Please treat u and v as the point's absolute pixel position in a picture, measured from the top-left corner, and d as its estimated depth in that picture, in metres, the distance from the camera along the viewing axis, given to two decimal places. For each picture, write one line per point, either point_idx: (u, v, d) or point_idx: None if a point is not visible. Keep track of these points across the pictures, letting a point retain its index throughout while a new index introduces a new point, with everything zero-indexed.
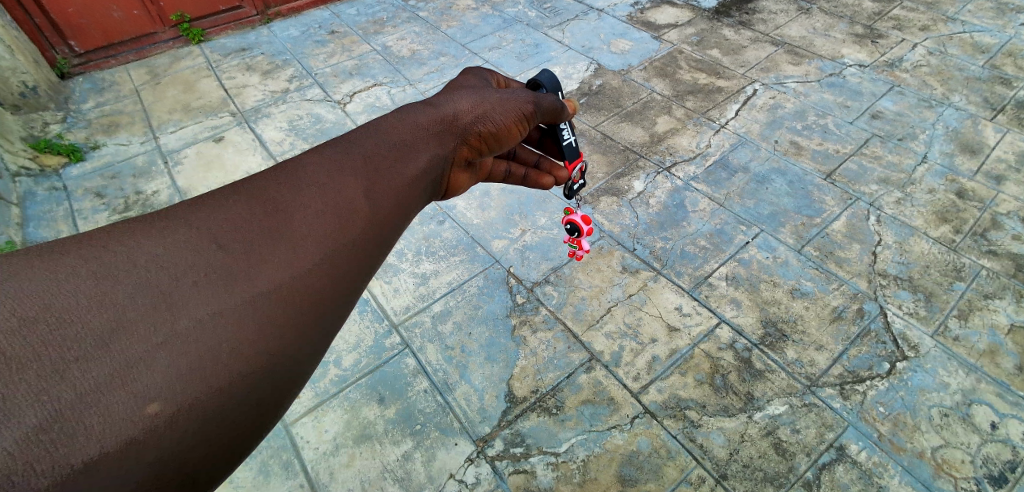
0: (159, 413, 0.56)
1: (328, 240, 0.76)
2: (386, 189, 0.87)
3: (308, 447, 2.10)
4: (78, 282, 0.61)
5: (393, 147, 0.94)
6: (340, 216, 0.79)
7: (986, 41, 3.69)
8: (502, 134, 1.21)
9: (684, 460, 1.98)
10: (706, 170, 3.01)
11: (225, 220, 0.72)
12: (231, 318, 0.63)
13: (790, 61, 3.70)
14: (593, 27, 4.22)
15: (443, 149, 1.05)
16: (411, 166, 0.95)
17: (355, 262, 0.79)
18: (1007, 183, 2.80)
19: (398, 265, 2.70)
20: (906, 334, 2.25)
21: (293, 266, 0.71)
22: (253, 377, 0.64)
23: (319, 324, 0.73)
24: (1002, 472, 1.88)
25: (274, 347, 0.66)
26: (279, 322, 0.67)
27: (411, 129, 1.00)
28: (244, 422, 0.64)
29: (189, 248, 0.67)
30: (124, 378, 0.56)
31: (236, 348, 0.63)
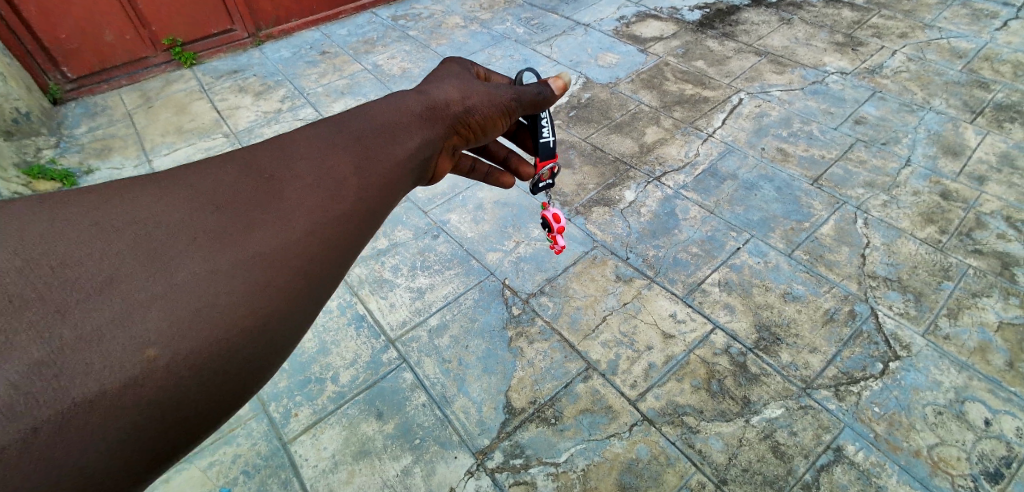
0: (155, 359, 0.63)
1: (314, 214, 0.82)
2: (372, 170, 0.93)
3: (307, 465, 2.09)
4: (91, 244, 0.70)
5: (381, 130, 0.99)
6: (326, 194, 0.85)
7: (963, 46, 3.80)
8: (489, 124, 1.22)
9: (683, 466, 1.99)
10: (696, 178, 3.06)
11: (223, 194, 0.81)
12: (221, 280, 0.71)
13: (774, 70, 3.79)
14: (581, 42, 4.31)
15: (432, 135, 1.07)
16: (399, 150, 0.99)
17: (341, 236, 0.84)
18: (989, 183, 2.86)
19: (394, 280, 2.72)
20: (898, 334, 2.28)
21: (280, 236, 0.77)
22: (240, 336, 0.70)
23: (305, 293, 0.79)
24: (998, 468, 1.89)
25: (261, 307, 0.72)
26: (266, 286, 0.73)
27: (399, 115, 1.04)
28: (233, 377, 0.71)
29: (190, 217, 0.76)
30: (124, 325, 0.64)
31: (224, 307, 0.69)
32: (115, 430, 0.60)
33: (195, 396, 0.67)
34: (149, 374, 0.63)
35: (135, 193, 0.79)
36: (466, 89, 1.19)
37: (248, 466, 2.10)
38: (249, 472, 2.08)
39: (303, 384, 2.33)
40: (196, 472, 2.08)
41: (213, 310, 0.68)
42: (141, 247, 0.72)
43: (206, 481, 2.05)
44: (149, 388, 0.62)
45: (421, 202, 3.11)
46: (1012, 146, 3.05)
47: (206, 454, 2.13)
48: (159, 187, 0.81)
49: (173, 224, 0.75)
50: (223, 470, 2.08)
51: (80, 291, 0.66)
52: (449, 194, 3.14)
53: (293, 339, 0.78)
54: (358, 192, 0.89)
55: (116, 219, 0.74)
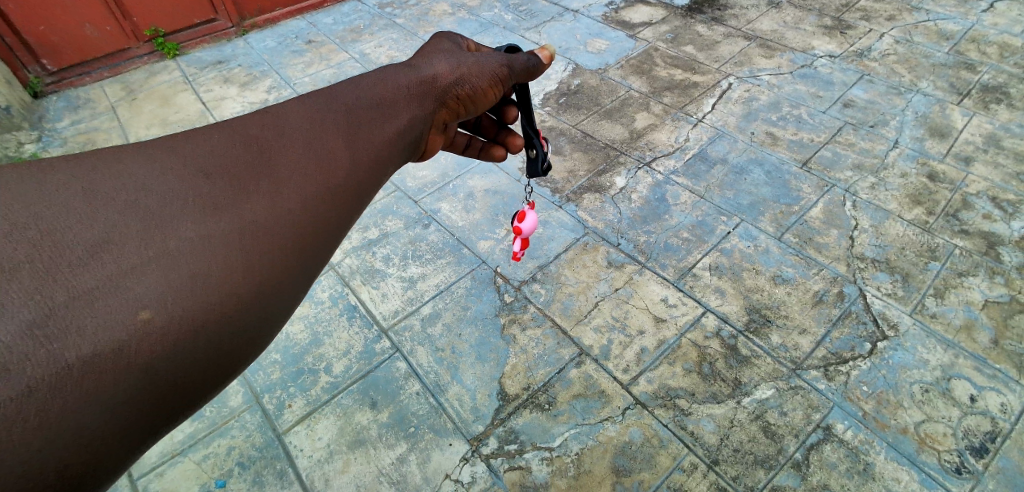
0: (150, 321, 0.62)
1: (308, 186, 0.84)
2: (363, 145, 0.95)
3: (302, 455, 2.09)
4: (75, 205, 0.68)
5: (372, 105, 1.02)
6: (318, 166, 0.87)
7: (950, 28, 3.81)
8: (479, 96, 1.25)
9: (676, 448, 2.01)
10: (686, 163, 3.06)
11: (214, 160, 0.80)
12: (218, 246, 0.70)
13: (763, 54, 3.78)
14: (569, 28, 4.28)
15: (421, 110, 1.12)
16: (387, 127, 1.02)
17: (332, 210, 0.86)
18: (976, 164, 2.89)
19: (385, 270, 2.70)
20: (886, 314, 2.31)
21: (275, 206, 0.78)
22: (236, 303, 0.70)
23: (298, 265, 0.80)
24: (982, 443, 1.93)
25: (259, 276, 0.73)
26: (262, 255, 0.74)
27: (389, 91, 1.07)
28: (228, 345, 0.70)
29: (181, 183, 0.75)
30: (120, 286, 0.62)
31: (222, 273, 0.69)
32: (111, 393, 0.58)
33: (190, 363, 0.66)
34: (148, 338, 0.61)
35: (118, 157, 0.77)
36: (456, 62, 1.20)
37: (243, 458, 2.09)
38: (243, 464, 2.08)
39: (296, 375, 2.32)
40: (190, 465, 2.07)
41: (211, 275, 0.68)
42: (130, 209, 0.70)
43: (201, 474, 2.05)
44: (147, 351, 0.61)
45: (412, 192, 3.09)
46: (998, 127, 3.08)
47: (200, 447, 2.12)
48: (143, 151, 0.78)
49: (164, 189, 0.73)
50: (218, 463, 2.08)
51: (67, 251, 0.63)
52: (440, 183, 3.12)
53: (284, 310, 0.79)
54: (349, 167, 0.91)
55: (100, 182, 0.72)
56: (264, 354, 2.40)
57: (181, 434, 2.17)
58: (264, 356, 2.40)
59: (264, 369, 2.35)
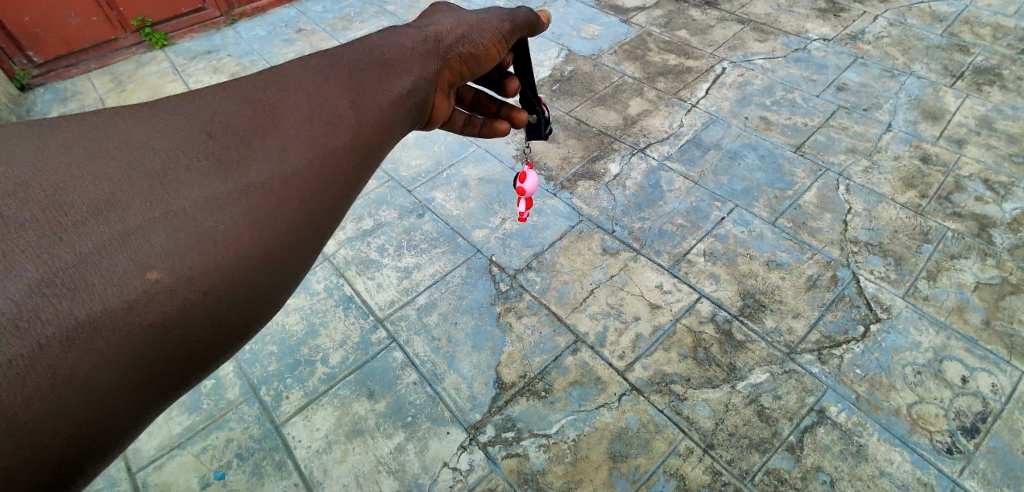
0: (162, 280, 0.61)
1: (314, 146, 0.83)
2: (368, 104, 0.94)
3: (301, 446, 2.09)
4: (75, 163, 0.66)
5: (375, 65, 1.01)
6: (323, 126, 0.85)
7: (944, 10, 3.79)
8: (481, 53, 1.25)
9: (672, 433, 2.02)
10: (680, 149, 3.05)
11: (217, 119, 0.78)
12: (226, 205, 0.70)
13: (756, 38, 3.75)
14: (562, 13, 4.23)
15: (425, 70, 1.12)
16: (391, 86, 1.02)
17: (340, 169, 0.86)
18: (968, 146, 2.89)
19: (380, 260, 2.69)
20: (879, 297, 2.32)
21: (281, 165, 0.77)
22: (247, 262, 0.70)
23: (307, 224, 0.80)
24: (973, 423, 1.96)
25: (267, 236, 0.73)
26: (271, 214, 0.74)
27: (391, 51, 1.06)
28: (239, 305, 0.70)
29: (184, 143, 0.73)
30: (130, 245, 0.61)
31: (231, 233, 0.69)
32: (121, 352, 0.57)
33: (204, 322, 0.66)
34: (161, 295, 0.61)
35: (118, 117, 0.75)
36: (463, 20, 1.22)
37: (241, 450, 2.10)
38: (242, 456, 2.08)
39: (293, 367, 2.32)
40: (189, 458, 2.08)
41: (219, 233, 0.68)
42: (133, 168, 0.68)
43: (200, 466, 2.05)
44: (159, 310, 0.60)
45: (406, 181, 3.06)
46: (991, 109, 3.08)
47: (198, 439, 2.13)
48: (142, 111, 0.76)
49: (167, 149, 0.72)
50: (216, 455, 2.08)
51: (72, 210, 0.61)
52: (434, 172, 3.10)
53: (293, 272, 0.79)
54: (355, 127, 0.90)
55: (99, 141, 0.70)
56: (260, 346, 2.40)
57: (178, 427, 2.16)
58: (260, 348, 2.39)
59: (261, 361, 2.34)
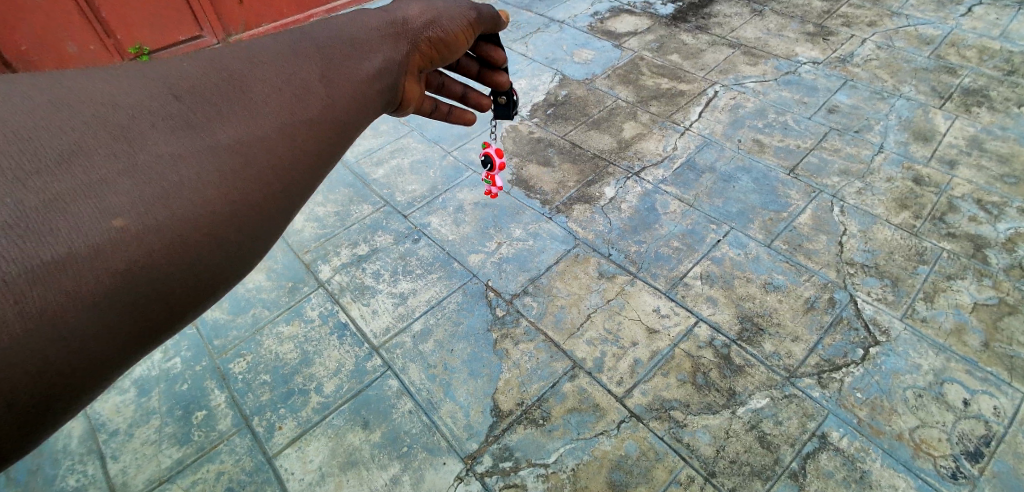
0: (127, 228, 0.60)
1: (287, 114, 0.80)
2: (339, 82, 0.89)
3: (293, 479, 2.05)
4: (42, 112, 0.65)
5: (344, 42, 0.94)
6: (297, 93, 0.82)
7: (930, 33, 3.87)
8: (453, 40, 1.14)
9: (672, 461, 1.99)
10: (674, 172, 3.07)
11: (189, 78, 0.76)
12: (194, 164, 0.68)
13: (747, 62, 3.82)
14: (556, 39, 4.30)
15: (395, 53, 1.02)
16: (363, 66, 0.95)
17: (313, 139, 0.82)
18: (960, 167, 2.92)
19: (375, 286, 2.68)
20: (877, 319, 2.31)
21: (251, 130, 0.75)
22: (215, 220, 0.69)
23: (278, 190, 0.77)
24: (977, 447, 1.93)
25: (237, 195, 0.71)
26: (241, 175, 0.72)
27: (358, 31, 0.98)
28: (203, 262, 0.69)
29: (154, 97, 0.71)
30: (95, 192, 0.60)
31: (199, 191, 0.67)
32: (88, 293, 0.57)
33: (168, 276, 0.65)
34: (124, 246, 0.60)
35: (88, 73, 0.73)
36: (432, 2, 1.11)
37: (232, 483, 2.05)
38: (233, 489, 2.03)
39: (287, 396, 2.29)
40: None
41: (186, 187, 0.66)
42: (103, 117, 0.66)
43: None
44: (122, 257, 0.60)
45: (401, 206, 3.07)
46: (980, 130, 3.12)
47: (189, 473, 2.08)
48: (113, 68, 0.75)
49: (137, 103, 0.70)
50: (206, 489, 2.03)
51: (37, 156, 0.60)
52: (429, 196, 3.11)
53: (265, 233, 0.77)
54: (329, 102, 0.86)
55: (70, 93, 0.69)
56: (253, 375, 2.36)
57: (169, 460, 2.12)
58: (253, 377, 2.35)
59: (254, 390, 2.31)
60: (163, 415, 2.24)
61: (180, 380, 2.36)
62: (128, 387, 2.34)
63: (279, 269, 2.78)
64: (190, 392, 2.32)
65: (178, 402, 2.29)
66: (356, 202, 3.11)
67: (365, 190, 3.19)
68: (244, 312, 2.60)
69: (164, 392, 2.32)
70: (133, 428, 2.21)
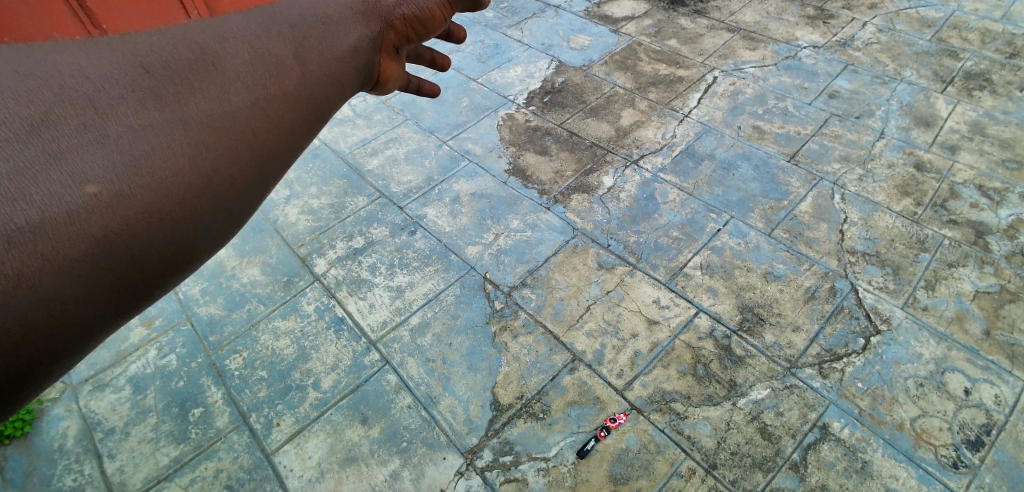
0: (101, 197, 0.49)
1: (273, 79, 0.66)
2: (324, 52, 0.74)
3: (292, 475, 2.03)
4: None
5: (318, 13, 0.77)
6: (290, 59, 0.69)
7: (931, 15, 3.81)
8: (430, 18, 0.92)
9: (673, 454, 1.98)
10: (673, 160, 3.03)
11: (158, 34, 0.62)
12: (176, 127, 0.55)
13: (746, 46, 3.75)
14: (551, 24, 4.22)
15: (370, 30, 0.83)
16: (350, 34, 0.79)
17: (305, 108, 0.70)
18: (961, 152, 2.89)
19: (372, 280, 2.64)
20: (878, 308, 2.30)
21: (234, 94, 0.62)
22: (201, 192, 0.57)
23: (263, 162, 0.65)
24: (978, 436, 1.92)
25: (227, 169, 0.60)
26: (230, 145, 0.60)
27: (333, 2, 0.81)
28: (183, 241, 0.57)
29: (115, 52, 0.57)
30: (61, 161, 0.48)
31: (174, 160, 0.54)
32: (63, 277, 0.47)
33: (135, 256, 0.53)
34: (102, 215, 0.49)
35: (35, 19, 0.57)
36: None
37: (231, 481, 2.03)
38: (232, 487, 2.01)
39: (284, 392, 2.26)
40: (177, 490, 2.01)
41: (175, 156, 0.54)
42: (56, 69, 0.52)
43: None
44: (99, 226, 0.48)
45: (397, 197, 3.02)
46: (982, 114, 3.08)
47: (187, 471, 2.06)
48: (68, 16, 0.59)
49: (96, 56, 0.55)
50: (205, 486, 2.02)
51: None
52: (425, 187, 3.06)
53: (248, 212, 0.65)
54: (316, 71, 0.72)
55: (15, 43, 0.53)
56: (251, 371, 2.33)
57: (166, 458, 2.10)
58: (250, 373, 2.33)
59: (251, 387, 2.28)
60: (160, 413, 2.22)
61: (176, 377, 2.33)
62: (124, 385, 2.31)
63: (274, 264, 2.74)
64: (186, 389, 2.29)
65: (174, 399, 2.26)
66: (350, 194, 3.06)
67: (360, 181, 3.13)
68: (240, 307, 2.56)
69: (159, 389, 2.29)
70: (130, 427, 2.19)
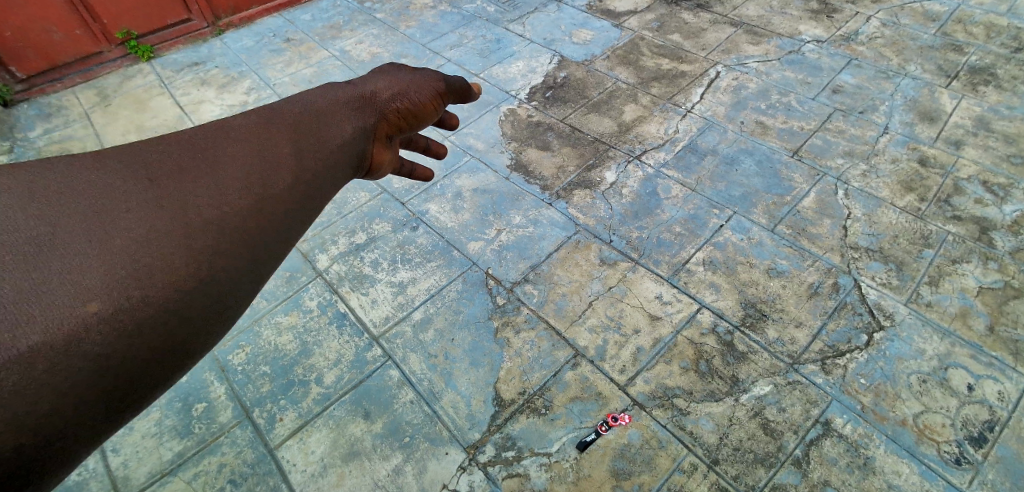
0: (103, 309, 0.55)
1: (272, 166, 0.75)
2: (305, 151, 0.81)
3: (295, 470, 2.04)
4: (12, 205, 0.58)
5: (309, 113, 0.87)
6: (275, 160, 0.76)
7: (936, 9, 3.78)
8: (421, 110, 1.06)
9: (675, 449, 1.98)
10: (676, 155, 3.02)
11: (159, 155, 0.69)
12: (170, 234, 0.61)
13: (750, 41, 3.73)
14: (553, 19, 4.20)
15: (363, 120, 0.94)
16: (332, 133, 0.87)
17: (293, 199, 0.75)
18: (965, 147, 2.87)
19: (374, 275, 2.64)
20: (881, 304, 2.29)
21: (236, 179, 0.70)
22: (195, 291, 0.62)
23: (262, 241, 0.70)
24: (981, 432, 1.92)
25: (219, 266, 0.65)
26: (220, 242, 0.65)
27: (317, 107, 0.89)
28: (178, 338, 0.62)
29: (120, 180, 0.64)
30: (66, 280, 0.54)
31: (181, 240, 0.61)
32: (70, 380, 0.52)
33: (156, 332, 0.59)
34: (102, 324, 0.54)
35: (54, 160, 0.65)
36: (394, 76, 1.04)
37: (234, 475, 2.04)
38: (235, 481, 2.02)
39: (287, 388, 2.27)
40: (180, 485, 2.02)
41: (168, 262, 0.60)
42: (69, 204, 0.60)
43: None
44: (101, 331, 0.54)
45: (398, 193, 3.02)
46: (987, 109, 3.06)
47: (190, 466, 2.07)
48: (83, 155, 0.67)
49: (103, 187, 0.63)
50: (208, 481, 2.03)
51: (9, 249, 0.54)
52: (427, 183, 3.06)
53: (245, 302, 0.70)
54: (311, 156, 0.82)
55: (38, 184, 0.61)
56: (253, 366, 2.34)
57: (169, 453, 2.10)
58: (252, 368, 2.33)
59: (254, 382, 2.29)
60: (163, 408, 2.22)
61: None
62: None
63: None
64: (189, 385, 2.30)
65: (177, 394, 2.27)
66: (352, 189, 3.06)
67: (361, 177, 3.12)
68: None
69: None
70: (133, 422, 2.19)
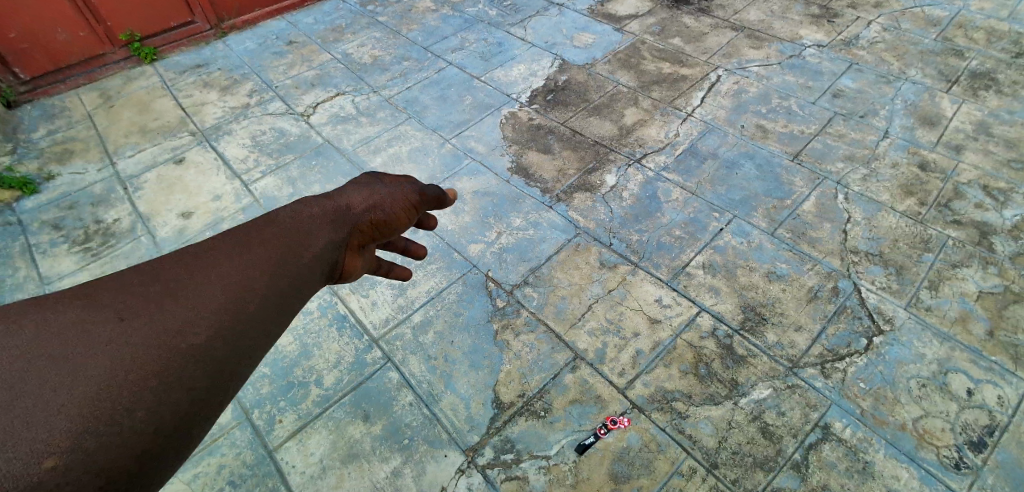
0: (59, 465, 0.54)
1: (244, 289, 0.73)
2: (280, 267, 0.80)
3: (294, 472, 2.04)
4: None
5: (285, 227, 0.86)
6: (250, 282, 0.74)
7: (937, 14, 3.79)
8: (398, 218, 1.04)
9: (674, 452, 1.98)
10: (676, 159, 3.03)
11: (130, 286, 0.68)
12: (133, 379, 0.60)
13: (750, 45, 3.74)
14: (555, 23, 4.21)
15: (339, 231, 0.93)
16: (307, 246, 0.86)
17: (264, 321, 0.74)
18: (966, 152, 2.87)
19: (374, 277, 2.64)
20: (881, 308, 2.29)
21: (200, 312, 0.68)
22: (155, 434, 0.61)
23: (232, 369, 0.69)
24: (981, 437, 1.92)
25: (182, 404, 0.63)
26: (185, 379, 0.63)
27: (294, 219, 0.88)
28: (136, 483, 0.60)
29: (88, 317, 0.64)
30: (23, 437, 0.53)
31: (136, 387, 0.60)
32: None
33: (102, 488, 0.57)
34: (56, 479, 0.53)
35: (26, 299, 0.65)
36: (370, 186, 1.02)
37: (233, 476, 2.04)
38: (235, 483, 2.02)
39: (286, 389, 2.27)
40: (179, 485, 2.02)
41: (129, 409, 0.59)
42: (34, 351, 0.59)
43: None
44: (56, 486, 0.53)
45: None
46: (987, 114, 3.06)
47: (190, 467, 2.07)
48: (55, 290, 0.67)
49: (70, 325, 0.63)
50: (208, 482, 2.02)
51: None
52: None
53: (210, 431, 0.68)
54: (286, 272, 0.80)
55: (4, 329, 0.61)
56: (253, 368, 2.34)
57: None
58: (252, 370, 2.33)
59: (254, 384, 2.29)
60: None
61: None
62: None
63: None
64: None
65: None
66: None
67: None
68: None
69: None
70: None
